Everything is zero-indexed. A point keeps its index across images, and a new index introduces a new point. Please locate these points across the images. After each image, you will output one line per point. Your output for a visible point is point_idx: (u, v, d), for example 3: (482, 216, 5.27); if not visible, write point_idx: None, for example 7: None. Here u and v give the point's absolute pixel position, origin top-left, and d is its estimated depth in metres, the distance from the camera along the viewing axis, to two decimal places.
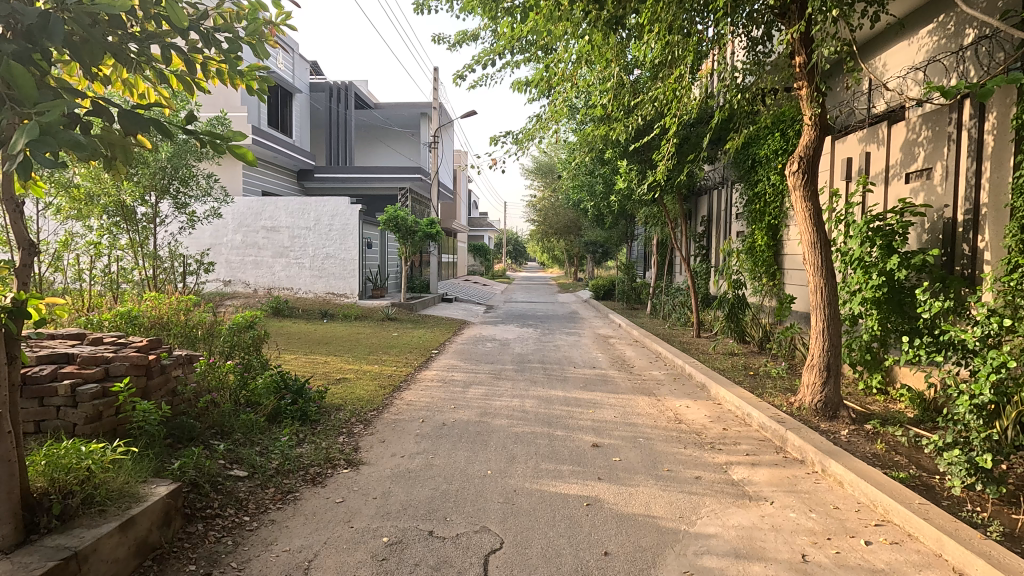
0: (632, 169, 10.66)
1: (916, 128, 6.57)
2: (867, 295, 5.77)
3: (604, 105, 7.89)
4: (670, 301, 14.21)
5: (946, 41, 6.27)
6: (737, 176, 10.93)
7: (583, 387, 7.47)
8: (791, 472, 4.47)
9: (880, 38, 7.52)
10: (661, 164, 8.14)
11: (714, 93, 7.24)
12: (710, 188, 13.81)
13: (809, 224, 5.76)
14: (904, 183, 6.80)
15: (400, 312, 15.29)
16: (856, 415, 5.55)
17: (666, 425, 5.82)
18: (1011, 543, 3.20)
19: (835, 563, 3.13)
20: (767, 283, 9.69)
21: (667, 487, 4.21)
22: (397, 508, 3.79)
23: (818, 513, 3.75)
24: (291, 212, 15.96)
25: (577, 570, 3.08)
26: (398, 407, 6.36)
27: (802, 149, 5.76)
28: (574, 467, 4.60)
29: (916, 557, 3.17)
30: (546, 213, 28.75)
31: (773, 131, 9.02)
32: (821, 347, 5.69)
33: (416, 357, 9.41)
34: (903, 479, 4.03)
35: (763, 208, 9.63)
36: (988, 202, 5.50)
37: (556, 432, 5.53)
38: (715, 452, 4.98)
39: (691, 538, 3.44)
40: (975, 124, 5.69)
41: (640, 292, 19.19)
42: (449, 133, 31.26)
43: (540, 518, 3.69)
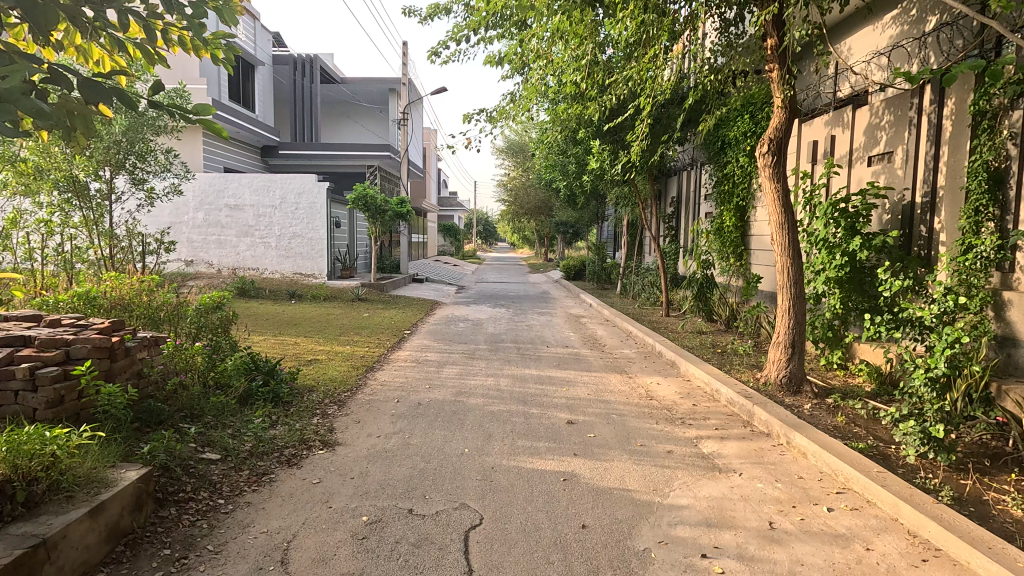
0: (604, 149, 10.69)
1: (879, 112, 6.76)
2: (830, 274, 5.99)
3: (577, 82, 7.84)
4: (641, 282, 14.43)
5: (909, 26, 6.45)
6: (707, 157, 11.07)
7: (557, 366, 7.56)
8: (759, 444, 4.64)
9: (847, 22, 7.67)
10: (635, 143, 8.13)
11: (687, 73, 7.23)
12: (680, 169, 13.99)
13: (777, 205, 5.89)
14: (866, 166, 7.01)
15: (371, 293, 15.09)
16: (818, 389, 5.79)
17: (638, 402, 5.97)
18: (960, 506, 3.42)
19: (800, 530, 3.28)
20: (734, 263, 9.95)
21: (641, 461, 4.33)
22: (375, 487, 3.79)
23: (784, 483, 3.92)
24: (255, 189, 15.47)
25: (556, 543, 3.15)
26: (372, 387, 6.33)
27: (772, 131, 5.84)
28: (551, 444, 4.66)
29: (874, 522, 3.35)
30: (518, 193, 28.61)
31: (743, 112, 9.18)
32: (787, 325, 5.87)
33: (389, 337, 9.36)
34: (862, 449, 4.24)
35: (732, 189, 9.85)
36: (944, 185, 5.73)
37: (531, 410, 5.59)
38: (686, 427, 5.13)
39: (664, 510, 3.55)
40: (935, 109, 5.88)
41: (611, 272, 19.41)
42: (418, 110, 30.66)
43: (518, 494, 3.75)
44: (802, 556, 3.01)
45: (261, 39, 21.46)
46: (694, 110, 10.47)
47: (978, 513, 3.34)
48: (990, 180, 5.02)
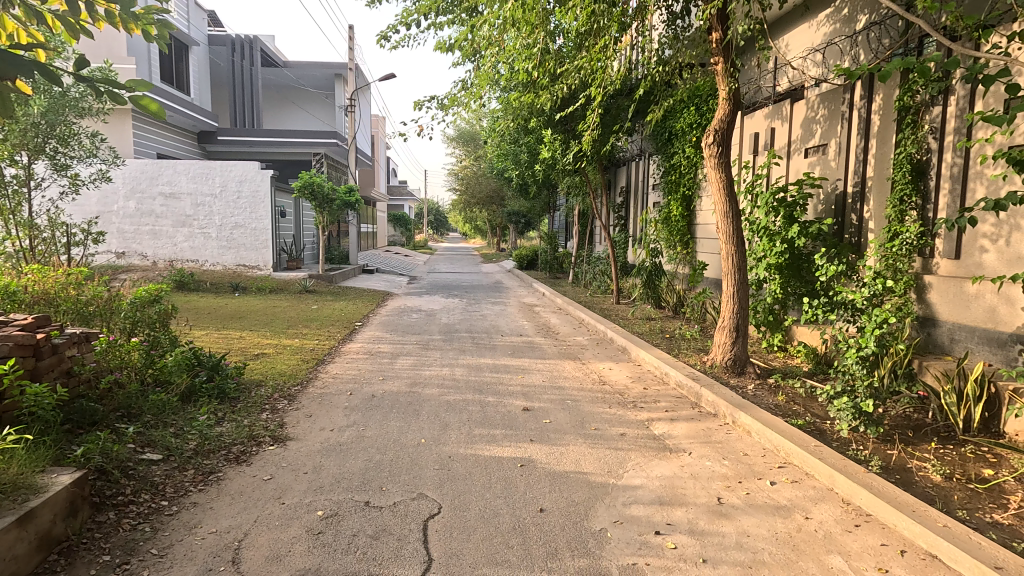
0: (556, 139, 10.76)
1: (815, 106, 7.10)
2: (771, 261, 6.28)
3: (528, 71, 7.84)
4: (592, 271, 14.69)
5: (841, 25, 6.79)
6: (655, 148, 11.33)
7: (512, 354, 7.60)
8: (706, 424, 4.83)
9: (785, 19, 8.01)
10: (586, 133, 8.21)
11: (636, 63, 7.34)
12: (629, 160, 14.28)
13: (722, 194, 6.09)
14: (803, 158, 7.37)
15: (319, 284, 14.66)
16: (760, 370, 6.08)
17: (592, 387, 6.10)
18: (888, 474, 3.68)
19: (746, 503, 3.45)
20: (681, 252, 10.27)
21: (596, 445, 4.43)
22: (330, 481, 3.71)
23: (730, 459, 4.10)
24: (192, 176, 14.69)
25: (515, 527, 3.19)
26: (323, 380, 6.18)
27: (717, 122, 6.03)
28: (507, 431, 4.70)
29: (812, 492, 3.56)
30: (469, 182, 28.37)
31: (688, 104, 9.45)
32: (732, 310, 6.12)
33: (340, 329, 9.14)
34: (800, 425, 4.49)
35: (678, 179, 10.16)
36: (873, 175, 6.09)
37: (487, 399, 5.61)
38: (637, 410, 5.28)
39: (619, 490, 3.65)
40: (865, 104, 6.23)
41: (563, 261, 19.62)
42: (366, 96, 29.89)
43: (476, 481, 3.77)
44: (748, 528, 3.16)
45: (194, 18, 20.29)
46: (642, 102, 10.69)
47: (903, 479, 3.61)
48: (913, 171, 5.38)
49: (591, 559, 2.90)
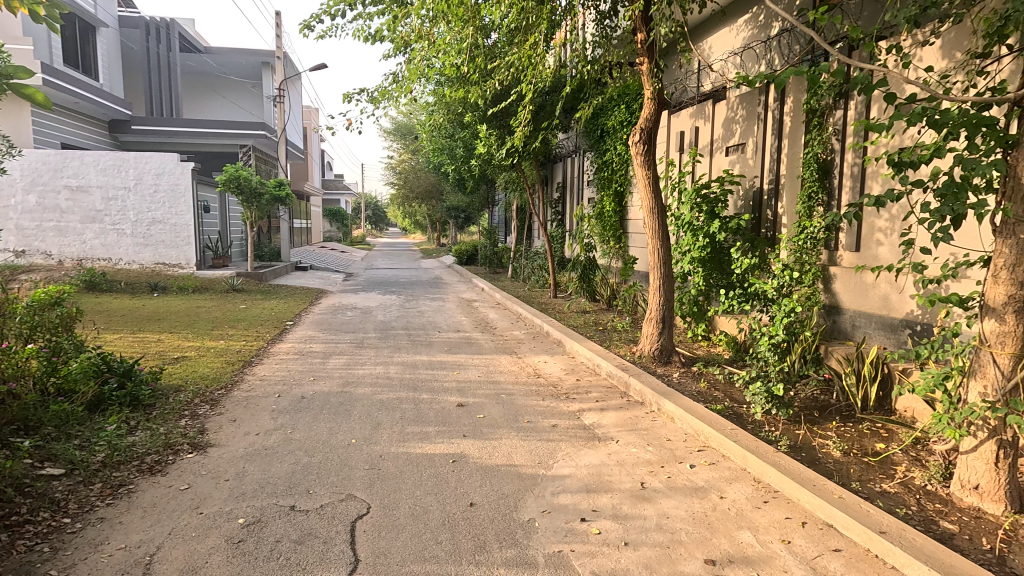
0: (491, 134, 10.77)
1: (734, 107, 7.48)
2: (695, 254, 6.58)
3: (460, 65, 7.80)
4: (530, 266, 14.83)
5: (757, 30, 7.18)
6: (589, 144, 11.59)
7: (448, 351, 7.58)
8: (633, 412, 5.03)
9: (707, 23, 8.38)
10: (518, 129, 8.26)
11: (566, 61, 7.46)
12: (564, 156, 14.51)
13: (648, 190, 6.32)
14: (724, 156, 7.75)
15: (247, 283, 14.02)
16: (685, 359, 6.37)
17: (526, 380, 6.19)
18: (795, 452, 3.96)
19: (667, 486, 3.63)
20: (614, 246, 10.56)
21: (528, 437, 4.51)
22: (253, 487, 3.58)
23: (654, 446, 4.29)
24: (103, 169, 13.66)
25: (444, 523, 3.20)
26: (249, 383, 5.94)
27: (643, 121, 6.24)
28: (440, 428, 4.69)
29: (728, 473, 3.79)
30: (407, 176, 27.87)
31: (619, 102, 9.72)
32: (658, 302, 6.37)
33: (269, 329, 8.79)
34: (719, 410, 4.75)
35: (611, 175, 10.47)
36: (785, 174, 6.49)
37: (421, 396, 5.58)
38: (570, 402, 5.41)
39: (548, 480, 3.74)
40: (778, 106, 6.63)
41: (502, 256, 19.66)
42: (297, 86, 28.72)
43: (407, 479, 3.75)
44: (668, 510, 3.32)
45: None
46: (575, 99, 10.89)
47: (807, 456, 3.90)
48: (819, 170, 5.79)
49: (518, 549, 2.96)
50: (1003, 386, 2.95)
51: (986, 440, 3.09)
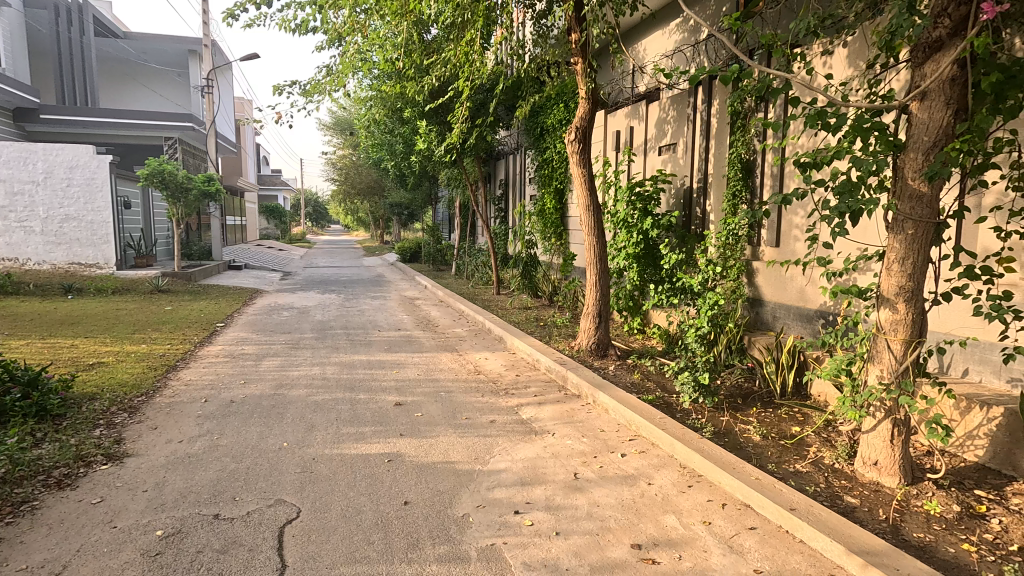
0: (431, 130, 10.67)
1: (666, 108, 7.74)
2: (629, 250, 6.78)
3: (396, 60, 7.68)
4: (473, 262, 14.81)
5: (687, 34, 7.46)
6: (529, 142, 11.69)
7: (388, 349, 7.48)
8: (570, 405, 5.14)
9: (640, 26, 8.64)
10: (457, 126, 8.23)
11: (504, 59, 7.49)
12: (507, 153, 14.58)
13: (584, 188, 6.45)
14: (657, 155, 8.02)
15: (174, 283, 13.28)
16: (621, 352, 6.55)
17: (467, 377, 6.20)
18: (718, 438, 4.18)
19: (598, 476, 3.73)
20: (555, 243, 10.71)
21: (465, 434, 4.52)
22: (174, 497, 3.41)
23: (588, 437, 4.40)
24: (6, 161, 12.57)
25: (377, 523, 3.17)
26: (173, 388, 5.64)
27: (578, 119, 6.36)
28: (377, 427, 4.63)
29: (656, 460, 3.94)
30: (348, 172, 27.15)
31: (558, 101, 9.86)
32: (595, 297, 6.53)
33: (196, 332, 8.37)
34: (651, 400, 4.93)
35: (551, 173, 10.62)
36: (713, 173, 6.79)
37: (358, 396, 5.49)
38: (508, 397, 5.46)
39: (484, 476, 3.77)
40: (706, 108, 6.91)
41: (446, 254, 19.53)
42: (228, 76, 27.38)
43: (340, 481, 3.68)
44: (599, 499, 3.43)
45: None
46: (514, 97, 10.95)
47: (729, 441, 4.12)
48: (742, 170, 6.09)
49: (451, 545, 2.97)
50: (896, 369, 3.22)
51: (883, 419, 3.36)
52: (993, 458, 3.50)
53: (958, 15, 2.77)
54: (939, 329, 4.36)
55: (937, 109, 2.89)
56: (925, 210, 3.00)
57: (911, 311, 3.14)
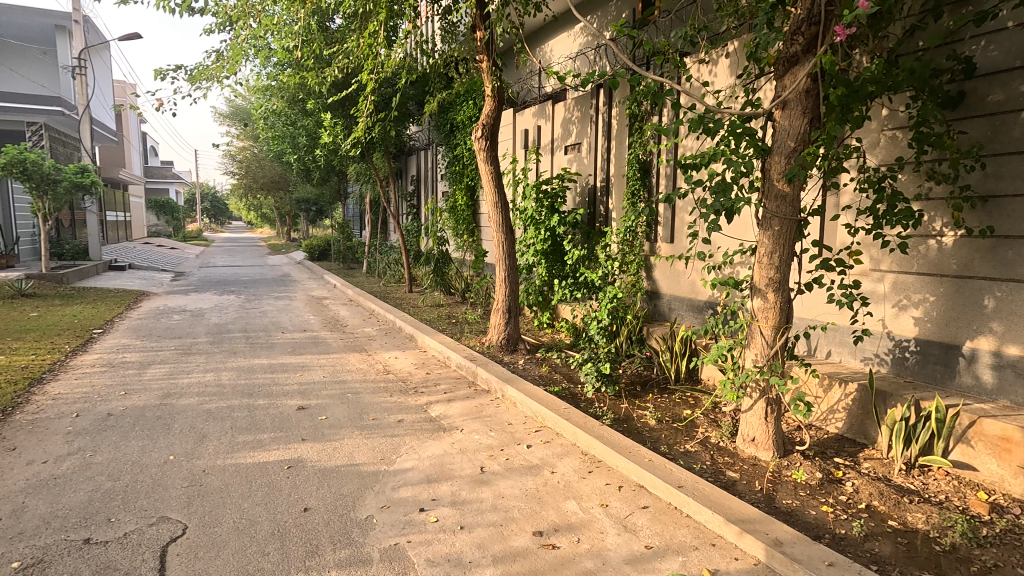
0: (336, 123, 10.28)
1: (571, 108, 7.98)
2: (537, 247, 6.92)
3: (294, 47, 7.31)
4: (384, 260, 14.47)
5: (590, 38, 7.72)
6: (440, 139, 11.61)
7: (292, 352, 7.14)
8: (478, 401, 5.18)
9: (546, 28, 8.84)
10: (362, 119, 7.98)
11: (409, 53, 7.36)
12: (417, 148, 14.37)
13: (492, 185, 6.51)
14: (563, 154, 8.26)
15: (41, 286, 11.84)
16: (530, 346, 6.69)
17: (375, 377, 6.06)
18: (618, 424, 4.40)
19: (504, 468, 3.80)
20: (468, 239, 10.69)
21: (371, 435, 4.42)
22: (36, 524, 3.06)
23: (496, 431, 4.46)
24: None
25: (274, 533, 3.03)
26: (38, 404, 5.04)
27: (484, 117, 6.39)
28: (276, 434, 4.42)
29: (559, 449, 4.08)
30: (248, 165, 25.50)
31: (468, 98, 9.87)
32: (504, 293, 6.61)
33: (68, 340, 7.53)
34: (557, 392, 5.09)
35: (462, 170, 10.68)
36: (614, 173, 7.11)
37: (256, 402, 5.20)
38: (417, 396, 5.40)
39: (390, 476, 3.71)
40: (607, 110, 7.20)
41: (357, 251, 18.93)
42: (105, 57, 24.75)
43: (233, 493, 3.47)
44: (504, 491, 3.49)
45: None
46: (423, 92, 10.82)
47: (628, 427, 4.35)
48: (640, 170, 6.42)
49: (353, 548, 2.90)
50: (768, 353, 3.55)
51: (758, 399, 3.68)
52: (849, 428, 3.96)
53: (809, 34, 3.08)
54: (806, 315, 4.87)
55: (795, 117, 3.21)
56: (788, 209, 3.33)
57: (780, 300, 3.48)
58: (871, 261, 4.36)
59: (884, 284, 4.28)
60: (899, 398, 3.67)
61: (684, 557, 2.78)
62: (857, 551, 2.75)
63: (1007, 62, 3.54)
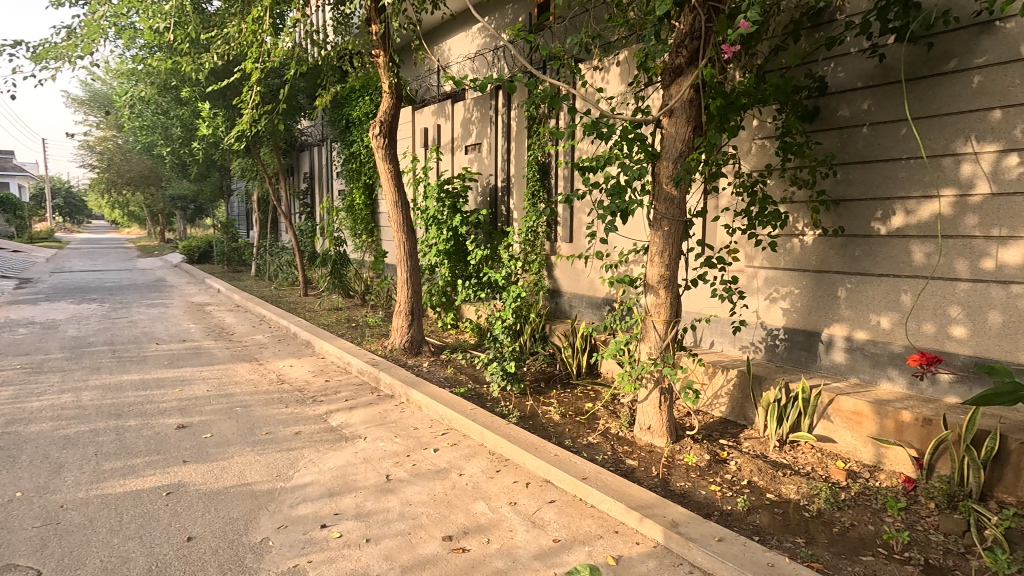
0: (216, 114, 9.46)
1: (470, 109, 7.99)
2: (440, 247, 6.84)
3: (164, 29, 6.60)
4: (275, 262, 13.60)
5: (488, 39, 7.76)
6: (334, 135, 11.13)
7: (169, 365, 6.46)
8: (382, 406, 5.02)
9: (444, 27, 8.77)
10: (245, 110, 7.39)
11: (298, 43, 6.93)
12: (310, 144, 13.65)
13: (392, 184, 6.33)
14: (463, 154, 8.25)
15: None
16: (434, 348, 6.60)
17: (267, 388, 5.66)
18: (524, 422, 4.46)
19: (411, 474, 3.71)
20: (366, 239, 10.32)
21: (264, 450, 4.12)
22: None
23: (401, 436, 4.34)
24: None
25: (151, 569, 2.71)
26: None
27: (382, 114, 6.20)
28: (152, 457, 3.97)
29: (467, 450, 4.06)
30: (111, 157, 22.76)
31: (364, 93, 9.56)
32: (406, 294, 6.45)
33: None
34: (463, 392, 5.06)
35: (359, 168, 10.32)
36: (514, 174, 7.23)
37: (127, 423, 4.64)
38: (315, 405, 5.12)
39: (287, 493, 3.48)
40: (506, 111, 7.28)
41: (243, 252, 17.60)
42: None
43: (99, 528, 3.06)
44: (411, 498, 3.40)
45: None
46: (314, 85, 10.29)
47: (533, 423, 4.42)
48: (539, 171, 6.57)
49: None
50: (660, 346, 3.77)
51: (653, 389, 3.90)
52: (731, 411, 4.33)
53: (691, 47, 3.32)
54: (692, 309, 5.25)
55: (681, 124, 3.42)
56: (676, 210, 3.56)
57: (670, 295, 3.71)
58: (746, 258, 4.79)
59: (757, 279, 4.72)
60: (772, 381, 4.07)
61: (590, 546, 2.88)
62: (741, 524, 3.01)
63: (851, 82, 4.03)
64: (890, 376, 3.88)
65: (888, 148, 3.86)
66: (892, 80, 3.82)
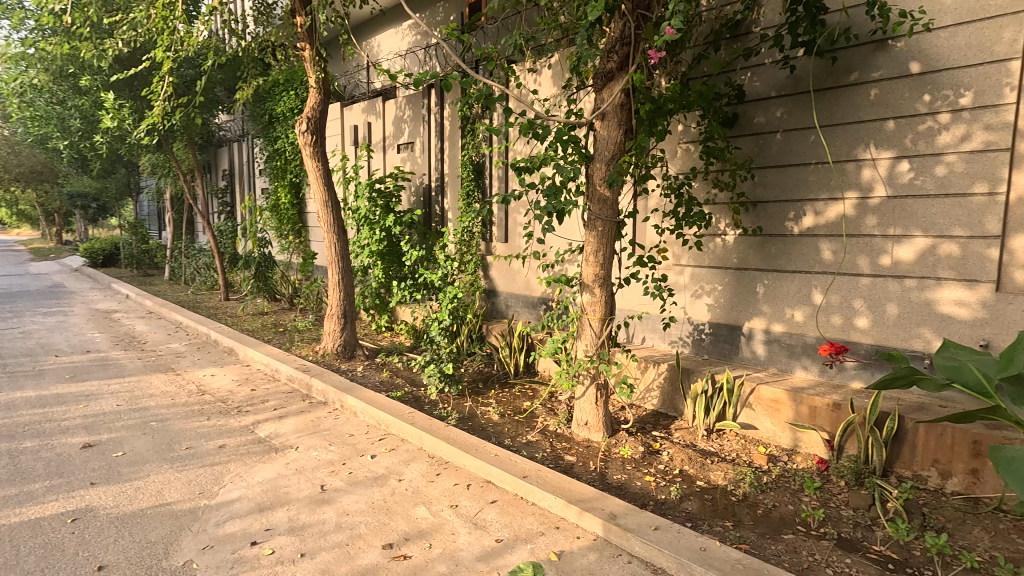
0: (121, 106, 8.73)
1: (402, 107, 7.84)
2: (372, 247, 6.66)
3: (59, 10, 6.00)
4: (192, 264, 12.73)
5: (419, 37, 7.65)
6: (257, 130, 10.59)
7: (71, 378, 5.90)
8: (314, 414, 4.82)
9: (373, 21, 8.56)
10: (156, 102, 6.86)
11: (215, 32, 6.52)
12: (229, 139, 12.91)
13: (321, 183, 6.09)
14: (395, 152, 8.09)
15: None
16: (368, 351, 6.41)
17: (186, 400, 5.29)
18: (463, 423, 4.43)
19: (347, 483, 3.59)
20: (293, 240, 9.89)
21: (185, 467, 3.85)
22: None
23: (336, 444, 4.20)
24: None
25: None
26: None
27: (309, 110, 5.95)
28: (54, 482, 3.60)
29: (406, 455, 3.98)
30: None
31: (289, 88, 9.16)
32: (338, 297, 6.24)
33: None
34: (399, 396, 4.96)
35: (284, 166, 9.88)
36: (448, 173, 7.17)
37: (21, 445, 4.18)
38: (241, 416, 4.84)
39: (212, 511, 3.27)
40: (439, 110, 7.20)
41: (155, 255, 16.36)
42: None
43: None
44: (348, 507, 3.30)
45: None
46: (233, 77, 9.74)
47: (472, 425, 4.40)
48: (473, 171, 6.56)
49: None
50: (596, 343, 3.86)
51: (590, 385, 3.98)
52: (662, 404, 4.51)
53: (622, 53, 3.42)
54: (624, 307, 5.42)
55: (613, 127, 3.52)
56: (609, 210, 3.66)
57: (604, 294, 3.80)
58: (674, 257, 5.00)
59: (684, 276, 4.95)
60: (699, 374, 4.28)
61: (532, 544, 2.90)
62: (675, 512, 3.14)
63: (766, 91, 4.31)
64: (804, 364, 4.18)
65: (799, 153, 4.16)
66: (802, 90, 4.12)
